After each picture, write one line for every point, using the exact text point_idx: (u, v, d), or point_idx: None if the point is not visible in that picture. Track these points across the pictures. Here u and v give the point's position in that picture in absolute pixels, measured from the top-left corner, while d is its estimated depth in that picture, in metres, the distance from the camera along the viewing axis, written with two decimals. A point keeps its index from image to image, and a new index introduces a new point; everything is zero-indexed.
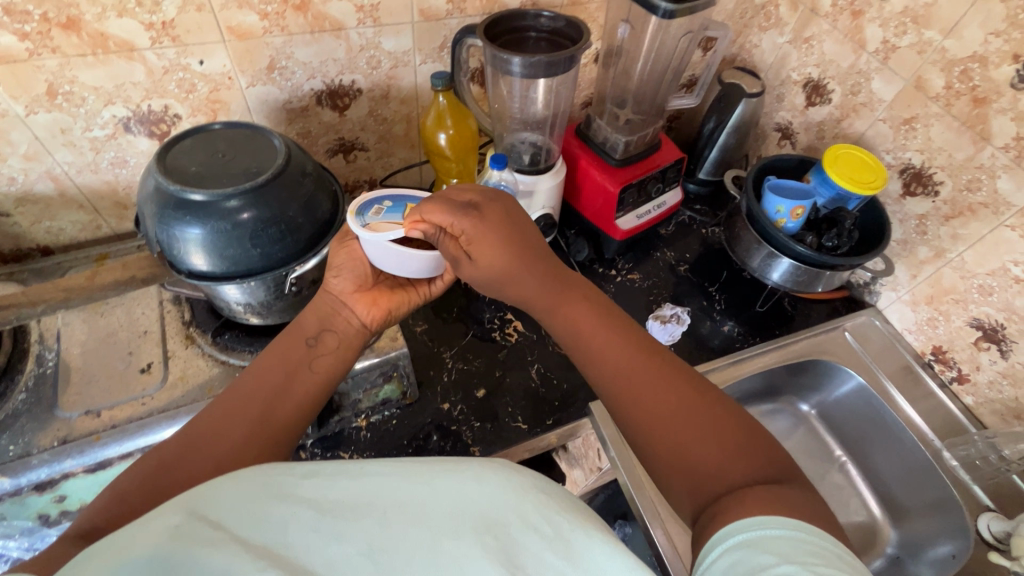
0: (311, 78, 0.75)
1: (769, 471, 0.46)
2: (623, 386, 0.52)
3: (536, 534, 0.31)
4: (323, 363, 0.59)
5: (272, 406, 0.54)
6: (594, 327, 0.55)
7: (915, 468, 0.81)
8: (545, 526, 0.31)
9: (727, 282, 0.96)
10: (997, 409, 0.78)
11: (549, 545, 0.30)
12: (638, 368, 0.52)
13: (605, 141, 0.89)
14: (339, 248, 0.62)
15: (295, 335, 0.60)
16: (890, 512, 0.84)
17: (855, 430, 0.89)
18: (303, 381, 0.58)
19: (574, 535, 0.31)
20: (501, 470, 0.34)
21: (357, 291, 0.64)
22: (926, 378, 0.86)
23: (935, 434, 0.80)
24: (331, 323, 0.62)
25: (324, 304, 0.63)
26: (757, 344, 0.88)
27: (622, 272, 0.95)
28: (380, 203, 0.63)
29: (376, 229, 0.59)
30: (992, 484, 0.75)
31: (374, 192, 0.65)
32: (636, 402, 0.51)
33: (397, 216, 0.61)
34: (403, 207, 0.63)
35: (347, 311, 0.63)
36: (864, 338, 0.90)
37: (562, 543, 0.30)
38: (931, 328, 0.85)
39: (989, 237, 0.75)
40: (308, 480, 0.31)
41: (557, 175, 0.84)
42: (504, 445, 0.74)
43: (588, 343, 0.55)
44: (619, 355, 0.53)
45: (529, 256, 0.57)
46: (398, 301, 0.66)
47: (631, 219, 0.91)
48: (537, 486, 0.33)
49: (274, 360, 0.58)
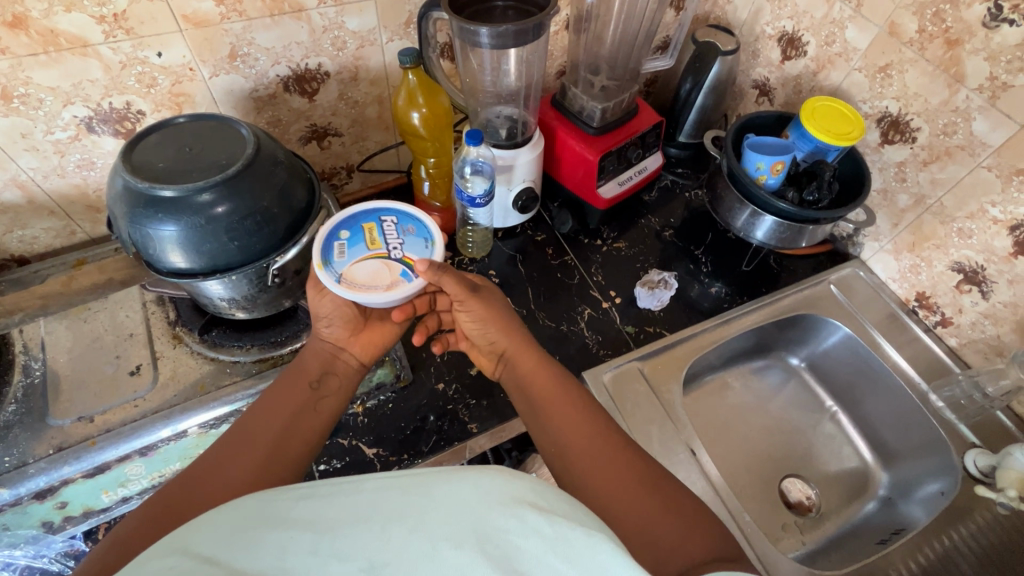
0: (275, 64, 0.73)
1: (724, 550, 0.47)
2: (584, 457, 0.54)
3: (536, 535, 0.29)
4: (326, 407, 0.60)
5: (282, 441, 0.54)
6: (560, 400, 0.59)
7: (903, 413, 0.83)
8: (546, 527, 0.29)
9: (712, 244, 0.96)
10: (979, 348, 0.80)
11: (551, 547, 0.29)
12: (602, 440, 0.55)
13: (581, 110, 0.88)
14: (322, 300, 0.62)
15: (299, 379, 0.60)
16: (880, 457, 0.86)
17: (846, 380, 0.90)
18: (308, 419, 0.57)
19: (575, 534, 0.30)
20: (499, 476, 0.32)
21: (354, 335, 0.65)
22: (911, 324, 0.87)
23: (921, 378, 0.82)
24: (333, 367, 0.63)
25: (323, 350, 0.64)
26: (744, 303, 0.89)
27: (607, 241, 0.95)
28: (337, 238, 0.63)
29: (353, 283, 0.59)
30: (975, 421, 0.78)
31: (323, 227, 0.64)
32: (596, 474, 0.52)
33: (361, 251, 0.62)
34: (360, 232, 0.64)
35: (346, 352, 0.65)
36: (849, 288, 0.91)
37: (563, 544, 0.29)
38: (913, 274, 0.86)
39: (967, 179, 0.75)
40: (303, 502, 0.31)
41: (535, 147, 0.83)
42: (501, 419, 0.76)
43: (553, 415, 0.58)
44: (582, 428, 0.56)
45: (512, 328, 0.66)
46: (386, 335, 0.67)
47: (612, 187, 0.90)
48: (536, 493, 0.32)
49: (277, 401, 0.57)
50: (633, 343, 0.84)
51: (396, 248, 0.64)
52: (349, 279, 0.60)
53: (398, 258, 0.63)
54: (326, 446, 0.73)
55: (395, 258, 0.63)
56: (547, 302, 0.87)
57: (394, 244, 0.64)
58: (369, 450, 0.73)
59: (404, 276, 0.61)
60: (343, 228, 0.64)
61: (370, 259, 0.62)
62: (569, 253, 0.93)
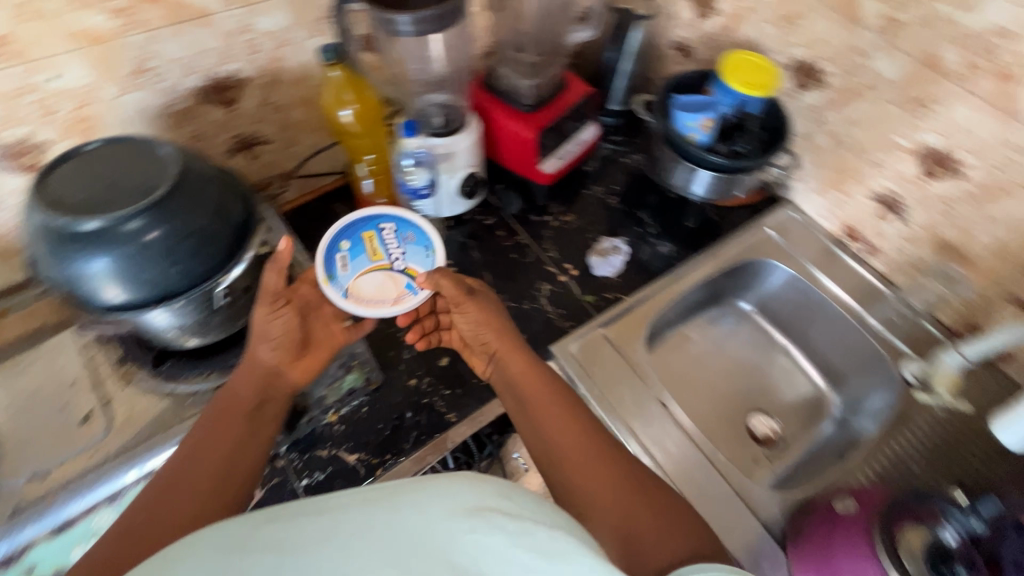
0: (187, 75, 0.69)
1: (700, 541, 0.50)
2: (573, 454, 0.56)
3: (502, 533, 0.30)
4: (266, 436, 0.57)
5: (225, 478, 0.51)
6: (549, 400, 0.61)
7: (845, 336, 0.90)
8: (511, 524, 0.31)
9: (655, 205, 1.00)
10: (904, 269, 0.87)
11: (517, 542, 0.30)
12: (588, 441, 0.57)
13: (512, 89, 0.88)
14: (270, 319, 0.62)
15: (234, 410, 0.57)
16: (830, 381, 0.93)
17: (792, 315, 0.96)
18: (248, 449, 0.55)
19: (541, 534, 0.31)
20: (465, 483, 0.33)
21: (293, 359, 0.64)
22: (842, 255, 0.94)
23: (858, 303, 0.89)
24: (270, 392, 0.61)
25: (258, 372, 0.61)
26: (691, 257, 0.93)
27: (555, 215, 0.97)
28: (340, 252, 0.71)
29: (358, 297, 0.69)
30: (908, 335, 0.85)
31: (327, 238, 0.72)
32: (582, 472, 0.55)
33: (364, 263, 0.71)
34: (360, 243, 0.72)
35: (283, 376, 0.63)
36: (785, 230, 0.97)
37: (529, 541, 0.30)
38: (839, 209, 0.92)
39: (875, 114, 0.80)
40: (265, 523, 0.31)
41: (472, 131, 0.81)
42: (478, 404, 0.77)
43: (545, 415, 0.60)
44: (571, 429, 0.58)
45: (505, 331, 0.68)
46: (320, 356, 0.68)
47: (553, 162, 0.92)
48: (502, 495, 0.33)
49: (213, 435, 0.55)
50: (595, 312, 0.86)
51: (398, 258, 0.72)
52: (356, 293, 0.69)
53: (400, 269, 0.71)
54: (306, 460, 0.71)
55: (398, 269, 0.72)
56: (506, 284, 0.88)
57: (396, 255, 0.72)
58: (350, 457, 0.72)
59: (408, 288, 0.70)
60: (344, 240, 0.73)
61: (375, 270, 0.71)
62: (520, 232, 0.94)
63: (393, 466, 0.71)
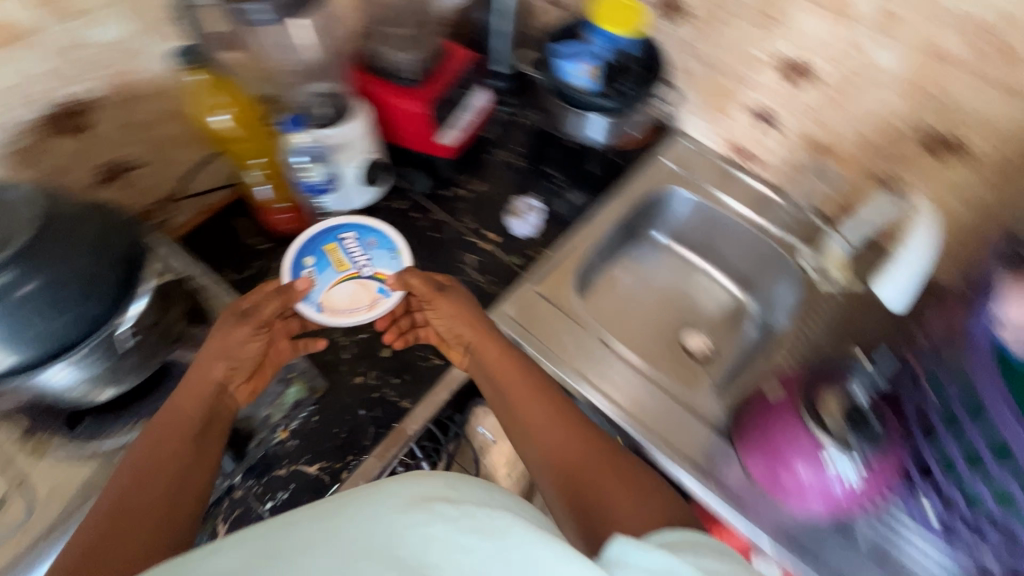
0: (23, 105, 0.62)
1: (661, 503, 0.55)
2: (547, 437, 0.62)
3: (442, 519, 0.36)
4: (214, 458, 0.58)
5: (174, 497, 0.53)
6: (524, 389, 0.66)
7: (748, 244, 0.98)
8: (451, 510, 0.37)
9: (559, 158, 1.02)
10: (787, 173, 0.96)
11: (457, 526, 0.36)
12: (559, 426, 0.62)
13: (393, 65, 0.86)
14: (220, 335, 0.64)
15: (179, 433, 0.57)
16: (745, 287, 1.02)
17: (701, 236, 1.03)
18: (197, 473, 0.56)
19: (480, 513, 0.37)
20: (409, 483, 0.39)
21: (241, 380, 0.66)
22: (734, 172, 1.01)
23: (754, 212, 0.97)
24: (217, 411, 0.62)
25: (201, 387, 0.61)
26: (601, 200, 0.97)
27: (465, 186, 0.97)
28: (308, 267, 0.79)
29: (334, 306, 0.77)
30: (801, 232, 0.94)
31: (294, 256, 0.79)
32: (554, 454, 0.61)
33: (332, 274, 0.79)
34: (326, 257, 0.80)
35: (228, 395, 0.65)
36: (681, 159, 1.02)
37: (468, 522, 0.36)
38: (724, 130, 0.99)
39: (736, 35, 0.86)
40: (217, 552, 0.36)
41: (361, 117, 0.78)
42: (429, 385, 0.77)
43: (521, 403, 0.65)
44: (544, 413, 0.63)
45: (478, 327, 0.71)
46: (264, 376, 0.70)
47: (450, 133, 0.91)
48: (446, 488, 0.39)
49: (162, 451, 0.55)
50: (524, 272, 0.88)
51: (365, 265, 0.80)
52: (330, 305, 0.77)
53: (368, 275, 0.80)
54: (265, 484, 0.69)
55: (366, 276, 0.80)
56: (430, 262, 0.88)
57: (361, 262, 0.80)
58: (311, 469, 0.70)
59: (379, 292, 0.78)
60: (309, 256, 0.80)
61: (345, 281, 0.79)
62: (434, 210, 0.94)
63: (358, 466, 0.70)
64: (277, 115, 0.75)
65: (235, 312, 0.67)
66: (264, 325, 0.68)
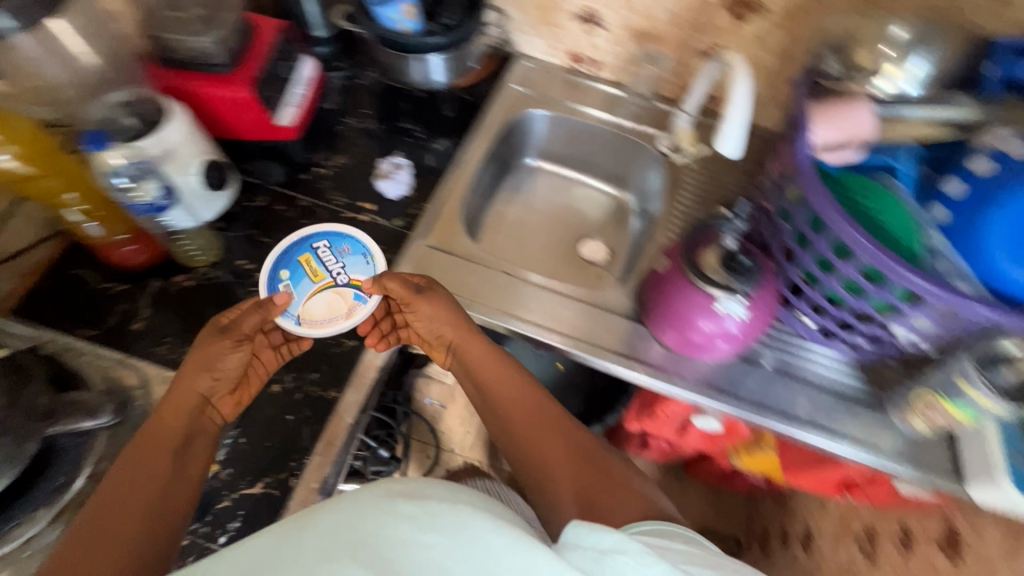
0: None
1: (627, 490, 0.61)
2: (533, 430, 0.67)
3: (408, 518, 0.44)
4: (193, 474, 0.59)
5: (159, 508, 0.55)
6: (510, 388, 0.70)
7: (610, 144, 1.03)
8: (414, 510, 0.45)
9: (411, 110, 0.99)
10: (625, 68, 1.00)
11: (419, 525, 0.44)
12: (537, 423, 0.68)
13: (197, 53, 0.77)
14: (202, 349, 0.63)
15: (158, 448, 0.57)
16: (619, 185, 1.08)
17: (567, 149, 1.07)
18: (176, 487, 0.57)
19: (441, 509, 0.46)
20: (381, 490, 0.47)
21: (223, 394, 0.65)
22: (580, 79, 1.04)
23: (607, 112, 1.01)
24: (197, 428, 0.62)
25: (185, 402, 0.61)
26: (465, 140, 0.96)
27: (325, 163, 0.92)
28: (283, 280, 0.74)
29: (311, 317, 0.71)
30: (651, 119, 1.00)
31: (265, 269, 0.74)
32: (535, 447, 0.66)
33: (307, 284, 0.73)
34: (301, 267, 0.75)
35: (211, 409, 0.64)
36: (527, 80, 1.04)
37: (427, 521, 0.44)
38: (558, 41, 1.01)
39: None
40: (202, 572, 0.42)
41: (182, 117, 0.72)
42: (351, 368, 0.76)
43: (507, 402, 0.69)
44: (528, 409, 0.68)
45: (466, 329, 0.71)
46: (249, 389, 0.69)
47: (287, 111, 0.86)
48: (414, 491, 0.48)
49: (139, 468, 0.56)
50: (411, 232, 0.87)
51: (339, 272, 0.75)
52: (309, 316, 0.71)
53: (344, 282, 0.74)
54: (212, 520, 0.66)
55: (343, 283, 0.74)
56: None
57: (336, 270, 0.75)
58: (256, 488, 0.68)
59: (357, 299, 0.73)
60: (282, 268, 0.74)
61: (322, 291, 0.73)
62: (299, 196, 0.89)
63: (304, 468, 0.69)
64: (77, 138, 0.68)
65: (216, 325, 0.64)
66: (246, 339, 0.65)
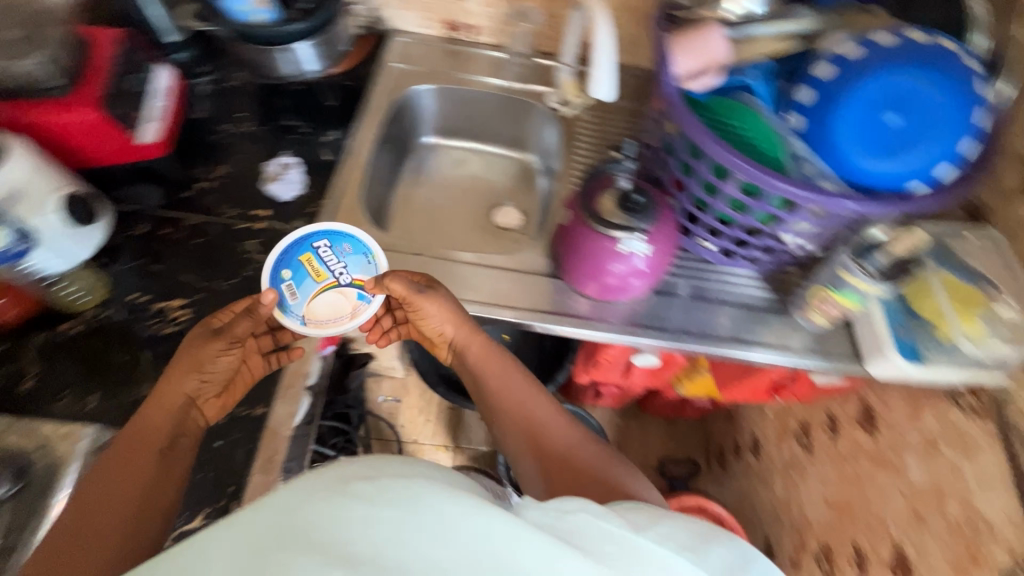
0: None
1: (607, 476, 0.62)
2: (524, 419, 0.68)
3: (361, 499, 0.39)
4: (177, 475, 0.59)
5: (150, 500, 0.56)
6: (507, 380, 0.70)
7: (504, 109, 1.02)
8: (368, 490, 0.40)
9: (291, 106, 0.94)
10: (503, 30, 0.99)
11: (374, 504, 0.39)
12: (530, 411, 0.68)
13: (29, 80, 0.72)
14: (186, 349, 0.63)
15: (144, 447, 0.58)
16: (521, 147, 1.08)
17: (463, 121, 1.06)
18: (162, 484, 0.57)
19: (402, 488, 0.40)
20: (334, 471, 0.42)
21: (207, 396, 0.65)
22: (461, 48, 1.02)
23: (494, 76, 1.00)
24: (183, 427, 0.62)
25: (169, 405, 0.61)
26: (354, 127, 0.93)
27: (207, 176, 0.86)
28: (285, 280, 0.72)
29: (316, 318, 0.71)
30: (538, 77, 1.00)
31: (266, 269, 0.72)
32: (526, 435, 0.67)
33: (310, 285, 0.72)
34: (301, 266, 0.73)
35: (195, 410, 0.64)
36: (408, 56, 1.01)
37: (384, 498, 0.39)
38: (431, 12, 0.98)
39: None
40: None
41: (22, 152, 0.65)
42: (275, 380, 0.73)
43: (505, 392, 0.70)
44: (523, 397, 0.69)
45: (469, 324, 0.72)
46: (237, 390, 0.69)
47: (150, 126, 0.79)
48: (370, 469, 0.43)
49: (122, 469, 0.56)
50: None
51: (342, 272, 0.74)
52: (314, 316, 0.71)
53: (347, 283, 0.73)
54: None
55: (346, 283, 0.73)
56: (208, 269, 0.79)
57: (338, 270, 0.73)
58: (196, 523, 0.65)
59: (360, 299, 0.72)
60: (283, 268, 0.73)
61: (325, 292, 0.72)
62: (185, 215, 0.83)
63: (244, 492, 0.67)
64: None
65: (209, 327, 0.65)
66: (237, 342, 0.66)
